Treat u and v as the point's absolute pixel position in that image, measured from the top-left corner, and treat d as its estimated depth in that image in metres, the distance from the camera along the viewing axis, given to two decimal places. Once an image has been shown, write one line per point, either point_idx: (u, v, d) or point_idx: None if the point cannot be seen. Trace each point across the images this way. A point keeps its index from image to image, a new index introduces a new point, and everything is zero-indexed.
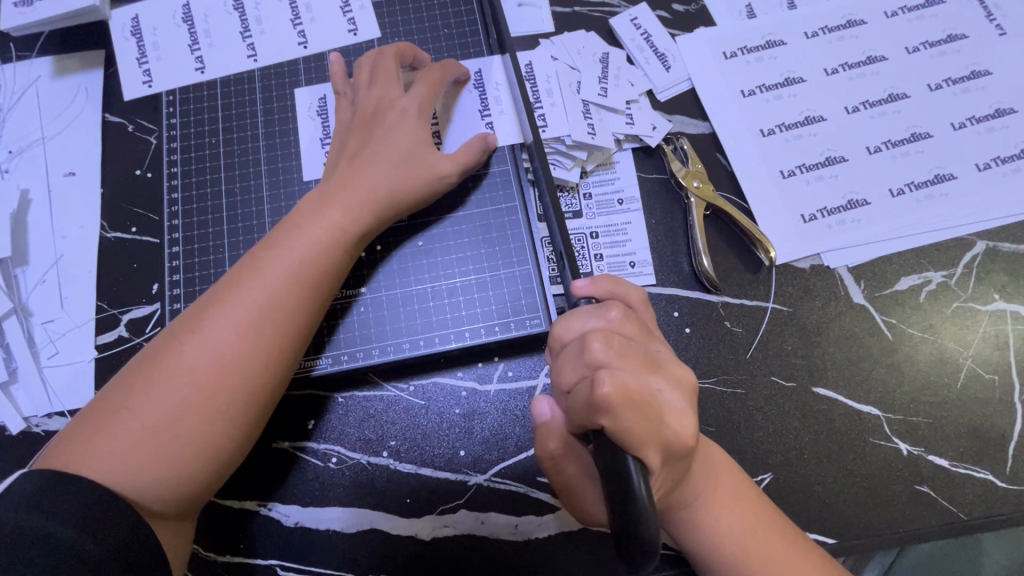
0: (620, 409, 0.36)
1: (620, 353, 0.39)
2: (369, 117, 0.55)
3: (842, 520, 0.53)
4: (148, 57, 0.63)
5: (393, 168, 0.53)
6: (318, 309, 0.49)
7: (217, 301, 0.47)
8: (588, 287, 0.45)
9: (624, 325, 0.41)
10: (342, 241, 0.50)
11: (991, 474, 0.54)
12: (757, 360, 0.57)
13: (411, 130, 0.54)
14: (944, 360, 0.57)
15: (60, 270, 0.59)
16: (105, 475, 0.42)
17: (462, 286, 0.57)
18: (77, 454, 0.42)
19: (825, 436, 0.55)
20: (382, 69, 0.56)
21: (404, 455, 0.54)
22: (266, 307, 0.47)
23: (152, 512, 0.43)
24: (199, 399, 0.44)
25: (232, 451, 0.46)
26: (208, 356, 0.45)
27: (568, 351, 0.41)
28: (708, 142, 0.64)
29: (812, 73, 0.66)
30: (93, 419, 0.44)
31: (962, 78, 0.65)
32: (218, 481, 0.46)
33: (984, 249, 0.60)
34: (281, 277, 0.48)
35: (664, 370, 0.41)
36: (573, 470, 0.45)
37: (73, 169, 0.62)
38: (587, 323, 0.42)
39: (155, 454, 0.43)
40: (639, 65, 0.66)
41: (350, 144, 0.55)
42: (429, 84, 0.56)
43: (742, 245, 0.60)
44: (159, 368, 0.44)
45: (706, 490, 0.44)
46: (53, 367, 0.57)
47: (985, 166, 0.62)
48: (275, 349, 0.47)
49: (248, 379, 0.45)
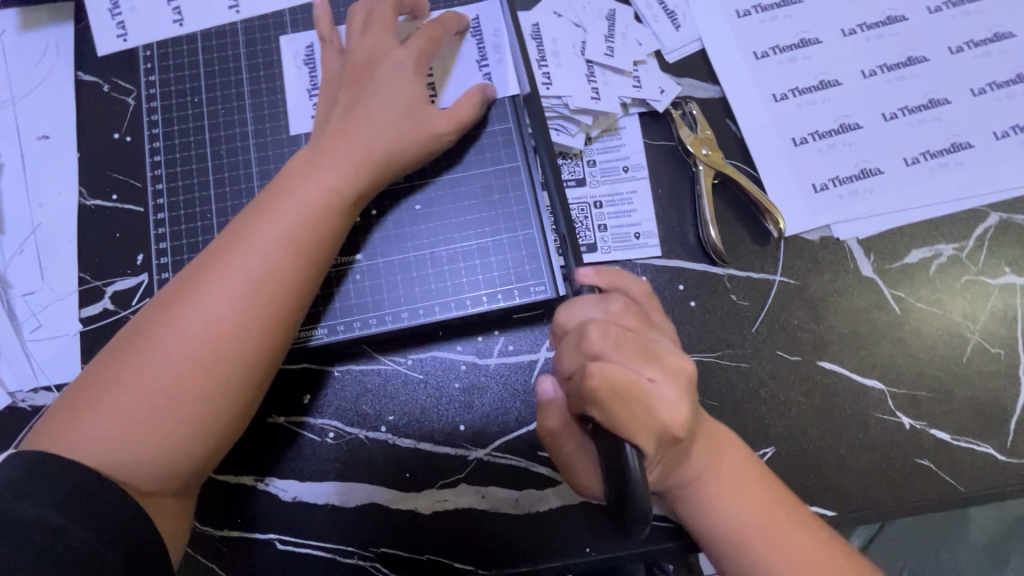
0: (610, 398, 0.35)
1: (616, 343, 0.38)
2: (360, 69, 0.52)
3: (842, 493, 0.53)
4: (121, 8, 0.58)
5: (388, 127, 0.50)
6: (315, 278, 0.47)
7: (208, 270, 0.45)
8: (592, 276, 0.45)
9: (623, 316, 0.41)
10: (337, 207, 0.48)
11: (993, 448, 0.54)
12: (762, 335, 0.56)
13: (407, 86, 0.51)
14: (950, 334, 0.56)
15: (38, 240, 0.56)
16: (99, 455, 0.40)
17: (463, 251, 0.55)
18: (68, 432, 0.41)
19: (829, 411, 0.55)
20: (377, 17, 0.53)
21: (403, 429, 0.53)
22: (259, 277, 0.44)
23: (149, 491, 0.42)
24: (193, 373, 0.42)
25: (230, 426, 0.44)
26: (200, 329, 0.43)
27: (567, 339, 0.40)
28: (718, 106, 0.61)
29: (828, 33, 0.63)
30: (85, 395, 0.42)
31: (984, 41, 0.62)
32: (217, 456, 0.45)
33: (998, 221, 0.59)
34: (273, 245, 0.45)
35: (661, 361, 0.39)
36: (571, 448, 0.44)
37: (47, 132, 0.58)
38: (588, 312, 0.42)
39: (149, 430, 0.41)
40: (647, 23, 0.62)
41: (343, 99, 0.51)
42: (428, 38, 0.53)
43: (750, 216, 0.58)
44: (152, 341, 0.43)
45: (712, 466, 0.44)
46: (37, 340, 0.55)
47: (1002, 135, 0.60)
48: (271, 319, 0.45)
49: (243, 351, 0.44)
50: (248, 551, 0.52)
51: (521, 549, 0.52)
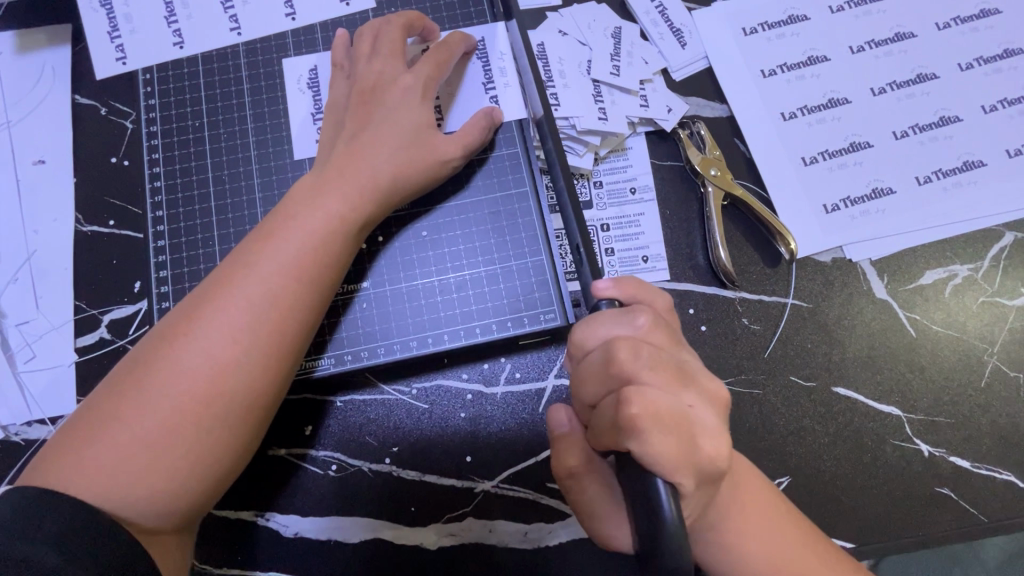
0: (648, 428, 0.33)
1: (650, 364, 0.35)
2: (368, 93, 0.51)
3: (860, 524, 0.52)
4: (120, 30, 0.57)
5: (395, 151, 0.49)
6: (320, 303, 0.46)
7: (210, 300, 0.43)
8: (612, 289, 0.41)
9: (653, 332, 0.37)
10: (343, 232, 0.47)
11: (1014, 475, 0.53)
12: (775, 360, 0.55)
13: (415, 112, 0.50)
14: (967, 358, 0.55)
15: (33, 268, 0.55)
16: (96, 492, 0.38)
17: (471, 278, 0.53)
18: (64, 471, 0.39)
19: (845, 438, 0.53)
20: (386, 41, 0.52)
21: (407, 462, 0.52)
22: (263, 304, 0.43)
23: (147, 529, 0.40)
24: (196, 407, 0.41)
25: (233, 460, 0.43)
26: (203, 359, 0.41)
27: (591, 361, 0.37)
28: (725, 125, 0.60)
29: (837, 50, 0.62)
30: (82, 432, 0.40)
31: (994, 57, 0.61)
32: (218, 489, 0.43)
33: (1013, 241, 0.57)
34: (278, 271, 0.44)
35: (697, 383, 0.36)
36: (594, 490, 0.41)
37: (43, 157, 0.57)
38: (612, 329, 0.38)
39: (150, 467, 0.40)
40: (653, 41, 0.61)
41: (350, 125, 0.50)
42: (435, 62, 0.52)
43: (761, 237, 0.57)
44: (152, 374, 0.41)
45: (737, 502, 0.42)
46: (31, 372, 0.53)
47: (1016, 153, 0.59)
48: (276, 347, 0.43)
49: (247, 383, 0.42)
50: None
51: None
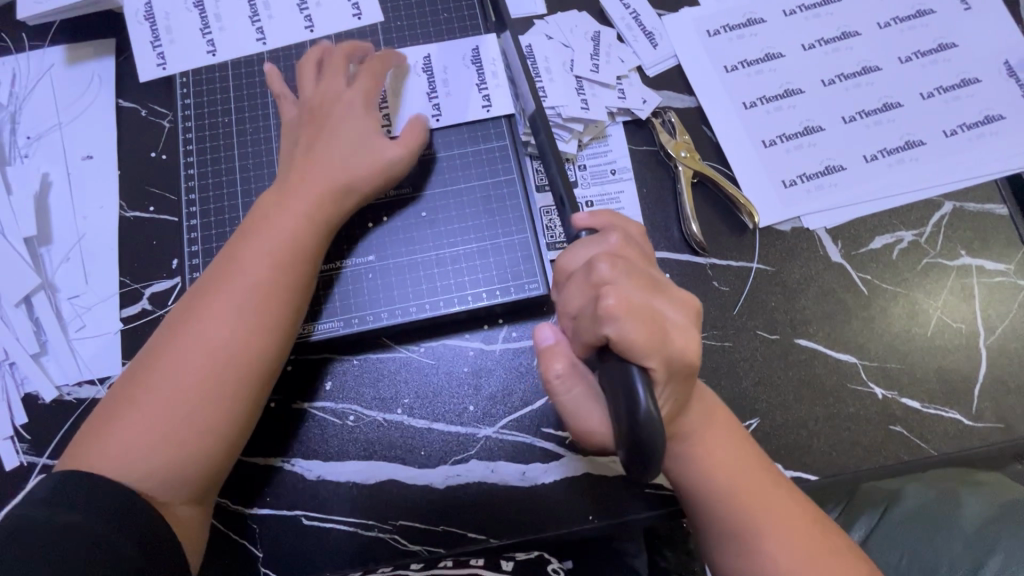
0: (627, 317, 0.39)
1: (624, 271, 0.41)
2: (316, 110, 0.58)
3: (822, 460, 0.58)
4: (161, 41, 0.65)
5: (347, 156, 0.56)
6: (300, 292, 0.53)
7: (200, 300, 0.50)
8: (589, 219, 0.47)
9: (624, 249, 0.44)
10: (311, 230, 0.54)
11: (959, 413, 0.59)
12: (743, 316, 0.61)
13: (357, 120, 0.57)
14: (914, 312, 0.62)
15: (82, 249, 0.62)
16: (120, 472, 0.45)
17: (465, 252, 0.60)
18: (89, 456, 0.45)
19: (807, 383, 0.60)
20: (330, 63, 0.60)
21: (417, 412, 0.58)
22: (248, 298, 0.50)
23: (166, 498, 0.46)
24: (196, 388, 0.47)
25: (233, 431, 0.49)
26: (197, 347, 0.48)
27: (575, 276, 0.43)
28: (694, 114, 0.68)
29: (791, 48, 0.70)
30: (100, 423, 0.47)
31: (930, 51, 0.69)
32: (225, 460, 0.49)
33: (952, 209, 0.65)
34: (257, 268, 0.51)
35: (667, 291, 0.43)
36: (580, 393, 0.43)
37: (90, 153, 0.65)
38: (589, 250, 0.44)
39: (160, 442, 0.46)
40: (628, 43, 0.69)
41: (304, 140, 0.57)
42: (369, 77, 0.60)
43: (726, 211, 0.65)
44: (157, 365, 0.48)
45: (708, 421, 0.48)
46: (81, 339, 0.60)
47: (951, 133, 0.66)
48: (264, 332, 0.50)
49: (239, 362, 0.49)
50: (276, 527, 0.56)
51: (529, 518, 0.56)
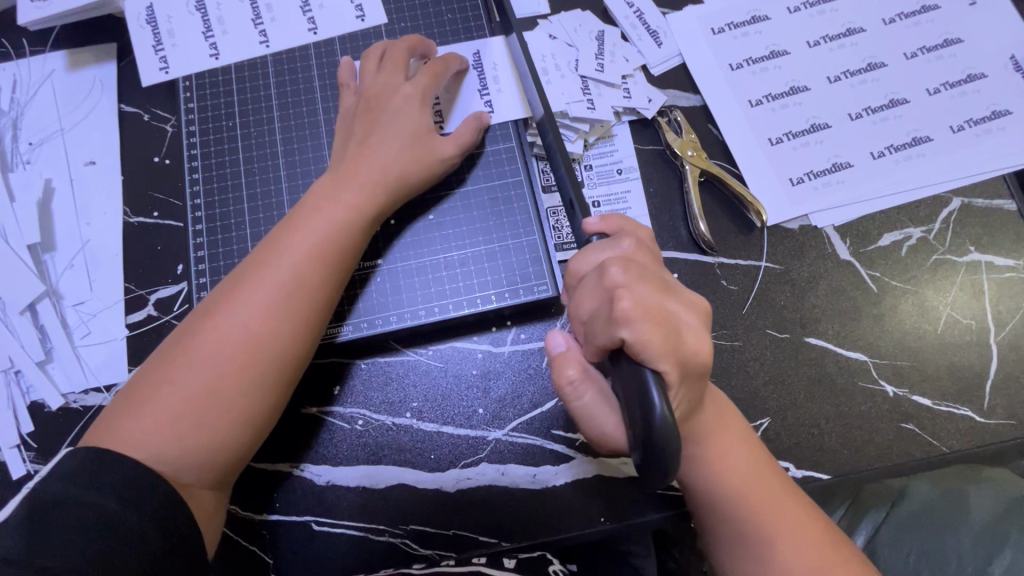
0: (640, 320, 0.38)
1: (637, 276, 0.41)
2: (372, 102, 0.58)
3: (834, 459, 0.58)
4: (164, 45, 0.65)
5: (400, 151, 0.56)
6: (335, 286, 0.52)
7: (243, 281, 0.50)
8: (599, 224, 0.47)
9: (636, 253, 0.44)
10: (356, 222, 0.53)
11: (970, 410, 0.59)
12: (752, 315, 0.61)
13: (415, 116, 0.57)
14: (924, 309, 0.61)
15: (87, 255, 0.62)
16: (146, 449, 0.45)
17: (473, 255, 0.60)
18: (121, 430, 0.45)
19: (818, 381, 0.59)
20: (391, 57, 0.59)
21: (426, 415, 0.58)
22: (287, 287, 0.50)
23: (188, 483, 0.46)
24: (232, 373, 0.47)
25: (263, 422, 0.49)
26: (238, 332, 0.48)
27: (587, 280, 0.43)
28: (700, 113, 0.68)
29: (796, 45, 0.70)
30: (135, 396, 0.46)
31: (936, 46, 0.69)
32: (247, 453, 0.49)
33: (960, 205, 0.64)
34: (302, 257, 0.51)
35: (680, 294, 0.42)
36: (592, 396, 0.43)
37: (93, 158, 0.64)
38: (601, 255, 0.44)
39: (193, 424, 0.46)
40: (632, 42, 0.69)
41: (358, 130, 0.57)
42: (431, 74, 0.59)
43: (734, 209, 0.64)
44: (195, 344, 0.47)
45: (722, 428, 0.48)
46: (87, 346, 0.59)
47: (958, 128, 0.66)
48: (299, 324, 0.50)
49: (277, 352, 0.48)
50: (285, 533, 0.56)
51: (540, 521, 0.56)
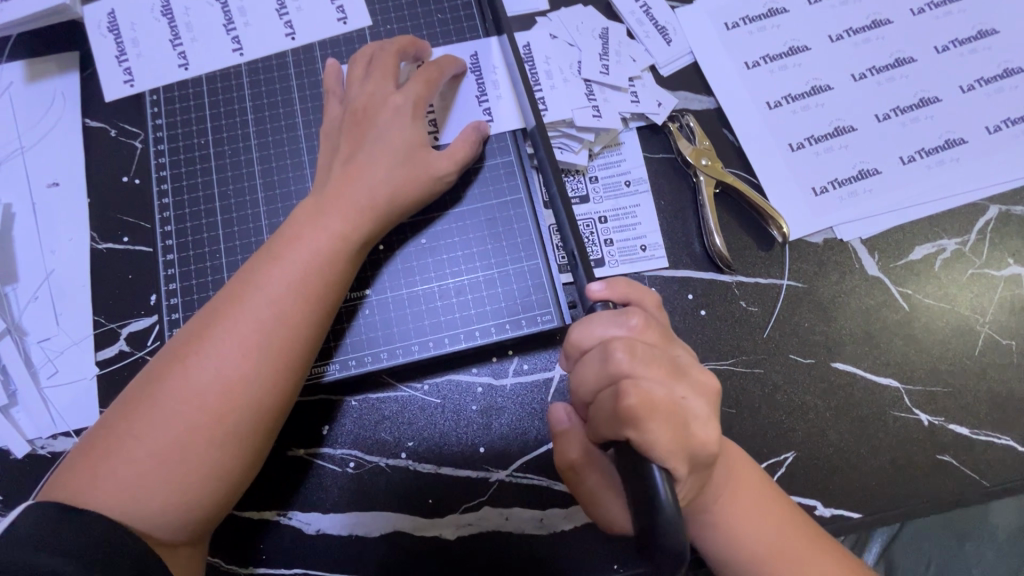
0: (646, 419, 0.35)
1: (644, 362, 0.37)
2: (360, 115, 0.52)
3: (866, 496, 0.53)
4: (128, 54, 0.59)
5: (391, 171, 0.50)
6: (323, 321, 0.47)
7: (219, 319, 0.45)
8: (604, 291, 0.42)
9: (646, 333, 0.39)
10: (343, 250, 0.48)
11: (1011, 440, 0.54)
12: (774, 340, 0.56)
13: (407, 130, 0.52)
14: (960, 328, 0.57)
15: (52, 287, 0.57)
16: (112, 505, 0.40)
17: (470, 282, 0.55)
18: (83, 485, 0.40)
19: (846, 410, 0.55)
20: (378, 63, 0.54)
21: (423, 455, 0.53)
22: (269, 324, 0.45)
23: (159, 542, 0.41)
24: (206, 422, 0.42)
25: (243, 473, 0.44)
26: (213, 377, 0.43)
27: (590, 360, 0.39)
28: (714, 117, 0.62)
29: (817, 40, 0.64)
30: (99, 446, 0.42)
31: (969, 39, 0.63)
32: (226, 506, 0.45)
33: (998, 214, 0.59)
34: (283, 290, 0.45)
35: (688, 376, 0.39)
36: (595, 482, 0.42)
37: (57, 179, 0.59)
38: (608, 331, 0.39)
39: (164, 480, 0.41)
40: (639, 39, 0.63)
41: (345, 146, 0.52)
42: (424, 81, 0.53)
43: (753, 223, 0.59)
44: (165, 390, 0.43)
45: (738, 501, 0.44)
46: (54, 386, 0.55)
47: (995, 129, 0.61)
48: (280, 366, 0.45)
49: (256, 398, 0.44)
50: None
51: (547, 568, 0.52)
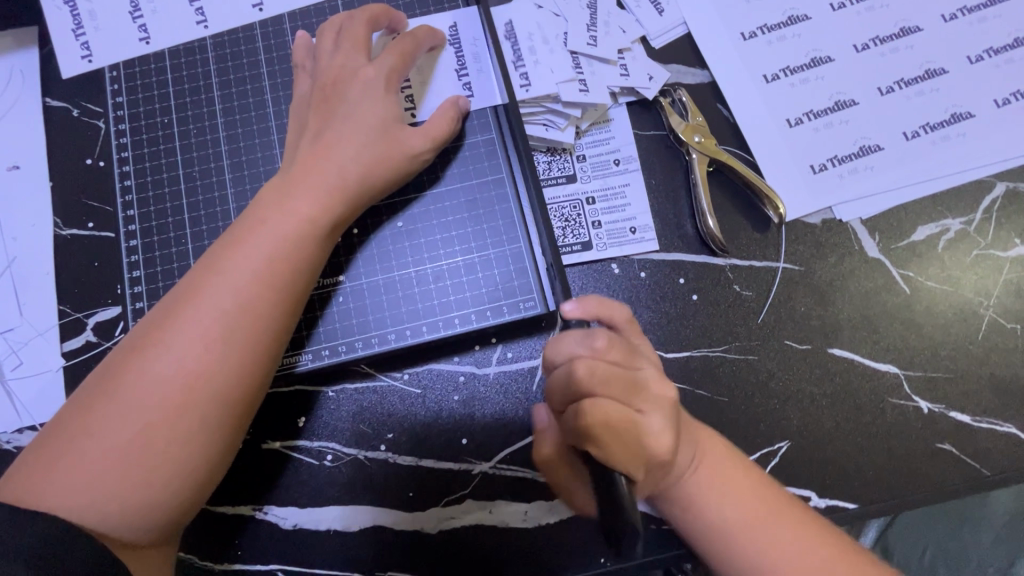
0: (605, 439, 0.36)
1: (606, 382, 0.37)
2: (330, 90, 0.49)
3: (862, 486, 0.51)
4: (86, 28, 0.56)
5: (361, 149, 0.47)
6: (291, 311, 0.45)
7: (180, 308, 0.42)
8: (577, 310, 0.41)
9: (610, 351, 0.38)
10: (312, 234, 0.45)
11: (1015, 427, 0.52)
12: (769, 325, 0.54)
13: (379, 106, 0.49)
14: (963, 311, 0.54)
15: (14, 275, 0.54)
16: (70, 505, 0.38)
17: (449, 267, 0.53)
18: (39, 485, 0.38)
19: (842, 398, 0.53)
20: (348, 34, 0.50)
21: (403, 447, 0.51)
22: (234, 313, 0.42)
23: (122, 543, 0.39)
24: (169, 417, 0.40)
25: (210, 469, 0.42)
26: (174, 369, 0.41)
27: (555, 377, 0.38)
28: (708, 91, 0.59)
29: (818, 9, 0.60)
30: (56, 443, 0.40)
31: (978, 7, 0.60)
32: (194, 503, 0.43)
33: (1005, 192, 0.57)
34: (248, 277, 0.43)
35: (649, 392, 0.38)
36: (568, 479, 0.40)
37: (17, 162, 0.56)
38: (573, 350, 0.38)
39: (125, 478, 0.39)
40: (629, 9, 0.60)
41: (313, 124, 0.49)
42: (398, 54, 0.50)
43: (748, 202, 0.56)
44: (124, 383, 0.40)
45: (696, 492, 0.43)
46: (18, 379, 0.53)
47: (1004, 102, 0.58)
48: (247, 358, 0.42)
49: (221, 392, 0.41)
50: None
51: (533, 562, 0.50)
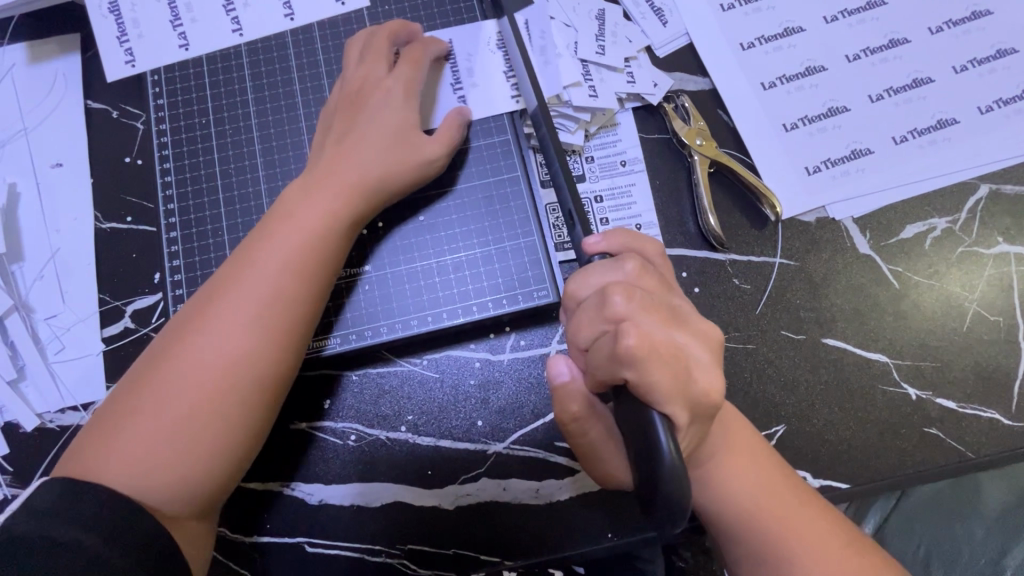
0: (647, 362, 0.36)
1: (642, 305, 0.38)
2: (354, 96, 0.53)
3: (853, 467, 0.55)
4: (129, 35, 0.60)
5: (381, 151, 0.51)
6: (318, 298, 0.48)
7: (216, 297, 0.46)
8: (602, 244, 0.44)
9: (641, 278, 0.40)
10: (335, 227, 0.49)
11: (997, 413, 0.56)
12: (766, 316, 0.57)
13: (400, 112, 0.52)
14: (948, 304, 0.58)
15: (58, 264, 0.58)
16: (121, 480, 0.41)
17: (468, 259, 0.56)
18: (93, 463, 0.42)
19: (835, 383, 0.56)
20: (373, 46, 0.54)
21: (422, 428, 0.55)
22: (266, 299, 0.46)
23: (168, 515, 0.42)
24: (210, 395, 0.43)
25: (247, 445, 0.45)
26: (214, 351, 0.44)
27: (586, 305, 0.40)
28: (708, 97, 0.63)
29: (812, 21, 0.64)
30: (106, 425, 0.43)
31: (963, 20, 0.64)
32: (232, 479, 0.46)
33: (988, 193, 0.60)
34: (278, 267, 0.47)
35: (688, 324, 0.40)
36: (597, 433, 0.44)
37: (60, 160, 0.60)
38: (605, 277, 0.41)
39: (171, 453, 0.42)
40: (635, 21, 0.64)
41: (338, 126, 0.53)
42: (412, 61, 0.54)
43: (746, 201, 0.60)
44: (167, 368, 0.44)
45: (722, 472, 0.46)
46: (62, 362, 0.56)
47: (987, 110, 0.61)
48: (279, 340, 0.46)
49: (256, 371, 0.45)
50: (277, 554, 0.53)
51: (544, 538, 0.53)
